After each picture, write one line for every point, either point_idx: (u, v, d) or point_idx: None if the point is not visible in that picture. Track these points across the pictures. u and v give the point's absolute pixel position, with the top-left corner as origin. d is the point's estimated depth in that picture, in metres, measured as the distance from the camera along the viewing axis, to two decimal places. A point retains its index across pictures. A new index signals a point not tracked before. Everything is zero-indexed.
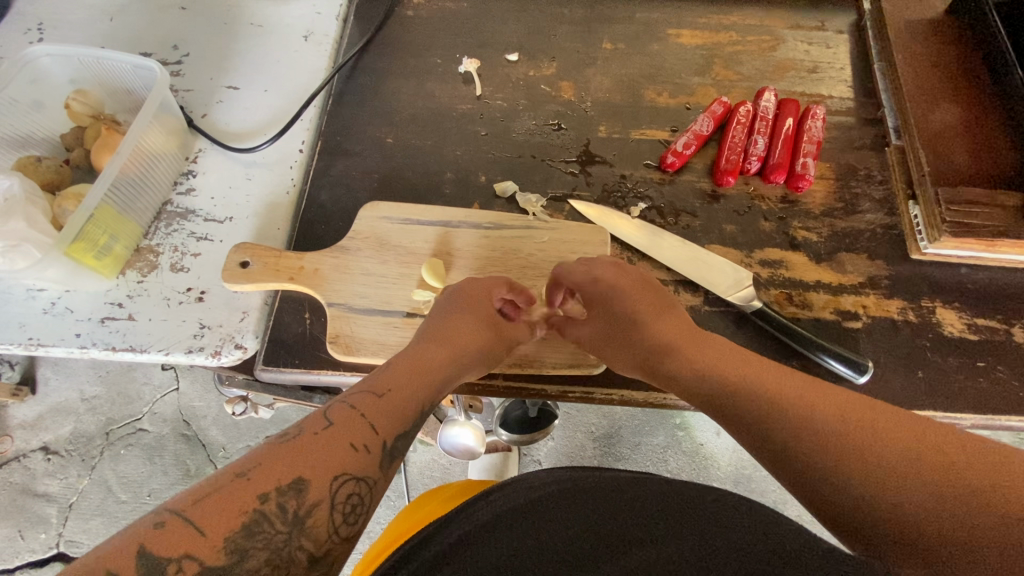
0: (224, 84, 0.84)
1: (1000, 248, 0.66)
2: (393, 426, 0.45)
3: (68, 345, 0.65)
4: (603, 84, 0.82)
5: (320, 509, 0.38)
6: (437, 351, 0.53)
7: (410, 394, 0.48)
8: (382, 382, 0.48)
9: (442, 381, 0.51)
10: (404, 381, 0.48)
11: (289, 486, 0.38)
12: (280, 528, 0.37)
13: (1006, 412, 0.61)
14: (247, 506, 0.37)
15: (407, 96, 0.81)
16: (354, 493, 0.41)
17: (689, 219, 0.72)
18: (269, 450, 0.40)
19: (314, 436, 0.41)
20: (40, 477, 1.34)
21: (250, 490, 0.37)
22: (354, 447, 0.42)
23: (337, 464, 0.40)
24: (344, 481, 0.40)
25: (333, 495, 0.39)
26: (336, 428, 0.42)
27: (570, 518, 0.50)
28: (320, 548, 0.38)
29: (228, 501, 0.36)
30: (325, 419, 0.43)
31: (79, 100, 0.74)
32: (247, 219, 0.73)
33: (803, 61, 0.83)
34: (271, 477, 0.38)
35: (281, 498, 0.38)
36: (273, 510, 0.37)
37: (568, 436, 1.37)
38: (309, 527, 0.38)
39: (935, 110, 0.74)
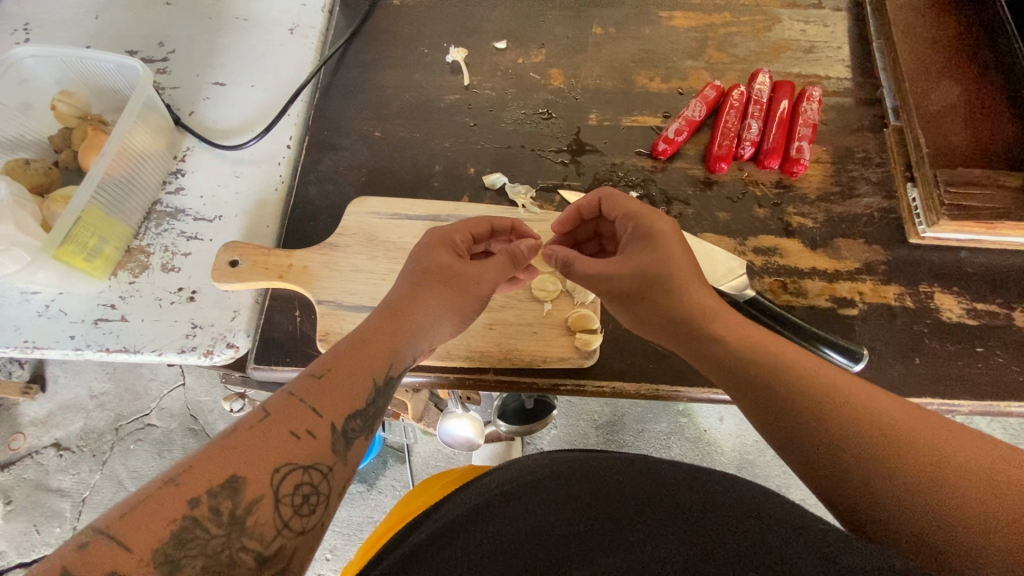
0: (211, 80, 0.83)
1: (1001, 231, 0.64)
2: (339, 407, 0.45)
3: (63, 347, 0.65)
4: (593, 70, 0.80)
5: (262, 506, 0.39)
6: (385, 324, 0.51)
7: (356, 376, 0.47)
8: (323, 363, 0.47)
9: (395, 353, 0.50)
10: (350, 358, 0.48)
11: (222, 486, 0.38)
12: (216, 532, 0.37)
13: (1004, 398, 0.60)
14: (176, 514, 0.37)
15: (394, 87, 0.80)
16: (303, 482, 0.41)
17: (682, 207, 0.71)
18: (203, 450, 0.40)
19: (252, 430, 0.41)
20: (53, 473, 1.36)
21: (182, 495, 0.37)
22: (296, 435, 0.42)
23: (277, 457, 0.41)
24: (285, 473, 0.40)
25: (275, 488, 0.40)
26: (273, 419, 0.42)
27: (560, 502, 0.48)
28: (269, 547, 0.39)
29: (158, 510, 0.36)
30: (264, 412, 0.43)
31: (63, 100, 0.74)
32: (237, 217, 0.73)
33: (800, 40, 0.81)
34: (202, 479, 0.38)
35: (215, 501, 0.38)
36: (206, 514, 0.37)
37: (570, 424, 1.38)
38: (252, 526, 0.38)
39: (934, 89, 0.72)
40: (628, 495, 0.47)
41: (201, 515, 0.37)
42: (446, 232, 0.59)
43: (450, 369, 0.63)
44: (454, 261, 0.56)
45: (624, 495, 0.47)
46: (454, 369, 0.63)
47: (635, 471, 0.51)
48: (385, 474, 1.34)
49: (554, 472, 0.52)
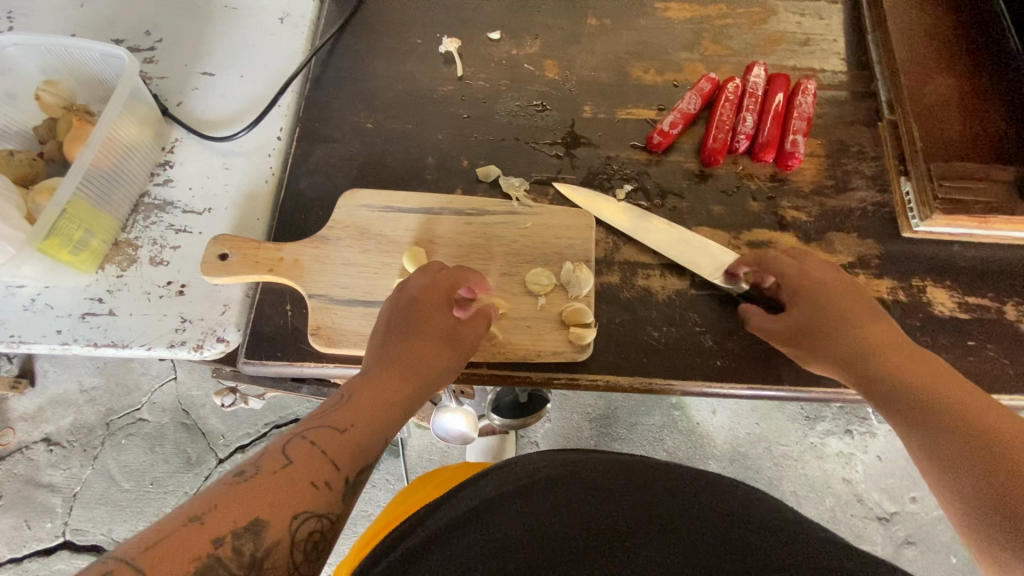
0: (200, 70, 0.81)
1: (993, 224, 0.65)
2: (355, 462, 0.47)
3: (50, 341, 0.65)
4: (588, 62, 0.79)
5: (279, 551, 0.40)
6: (398, 381, 0.53)
7: (373, 428, 0.50)
8: (344, 418, 0.49)
9: (408, 411, 0.53)
10: (369, 415, 0.50)
11: (245, 529, 0.40)
12: (238, 570, 0.39)
13: (994, 391, 0.60)
14: (202, 552, 0.38)
15: (386, 78, 0.79)
16: (316, 530, 0.43)
17: (676, 200, 0.70)
18: (230, 490, 0.42)
19: (273, 476, 0.43)
20: (43, 468, 1.35)
21: (205, 533, 0.39)
22: (314, 486, 0.44)
23: (296, 505, 0.42)
24: (303, 521, 0.42)
25: (292, 534, 0.41)
26: (295, 467, 0.44)
27: (560, 506, 0.47)
28: None
29: (184, 546, 0.38)
30: (285, 456, 0.45)
31: (48, 91, 0.72)
32: (227, 209, 0.72)
33: (795, 33, 0.80)
34: (227, 520, 0.40)
35: (238, 541, 0.39)
36: (229, 554, 0.39)
37: (564, 417, 1.38)
38: (269, 568, 0.40)
39: (929, 82, 0.72)
40: (635, 508, 0.47)
41: (223, 556, 0.39)
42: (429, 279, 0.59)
43: None
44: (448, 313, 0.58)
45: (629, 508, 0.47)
46: None
47: (642, 481, 0.51)
48: (378, 467, 1.34)
49: (553, 474, 0.52)
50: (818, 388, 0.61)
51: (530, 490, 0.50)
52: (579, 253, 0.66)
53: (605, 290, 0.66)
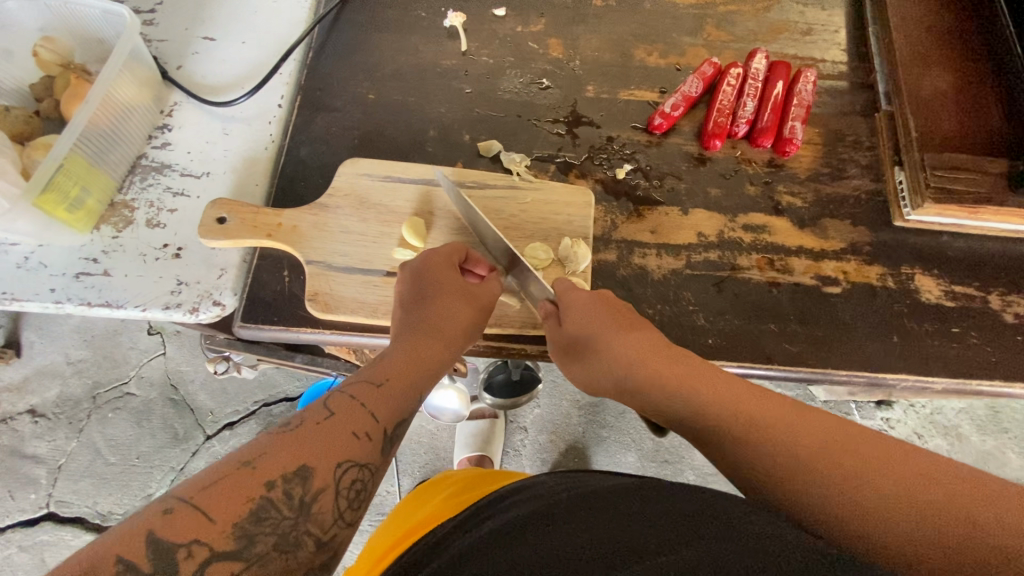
0: (201, 35, 0.81)
1: (982, 215, 0.66)
2: (394, 414, 0.48)
3: (42, 300, 0.64)
4: (591, 43, 0.79)
5: (326, 497, 0.41)
6: (427, 339, 0.55)
7: (409, 382, 0.51)
8: (382, 372, 0.50)
9: (436, 370, 0.54)
10: (402, 369, 0.51)
11: (294, 474, 0.40)
12: (287, 514, 0.39)
13: (975, 376, 0.62)
14: (254, 493, 0.39)
15: (390, 50, 0.79)
16: (357, 479, 0.43)
17: (674, 182, 0.71)
18: (275, 439, 0.42)
19: (318, 427, 0.44)
20: (28, 439, 1.34)
21: (258, 477, 0.39)
22: (356, 436, 0.45)
23: (340, 453, 0.43)
24: (348, 469, 0.43)
25: (337, 482, 0.42)
26: (338, 417, 0.45)
27: (576, 531, 0.41)
28: (326, 533, 0.41)
29: (236, 490, 0.38)
30: (326, 410, 0.45)
31: (46, 47, 0.71)
32: (225, 174, 0.72)
33: (797, 22, 0.81)
34: (278, 466, 0.40)
35: (288, 485, 0.40)
36: (279, 497, 0.39)
37: (554, 404, 1.39)
38: (316, 513, 0.40)
39: (926, 75, 0.73)
40: (664, 519, 0.41)
41: (275, 498, 0.39)
42: (427, 255, 0.60)
43: None
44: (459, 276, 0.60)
45: (660, 519, 0.41)
46: None
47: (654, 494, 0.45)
48: None
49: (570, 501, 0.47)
50: (808, 368, 0.62)
51: (549, 514, 0.45)
52: (577, 229, 0.67)
53: (601, 267, 0.67)
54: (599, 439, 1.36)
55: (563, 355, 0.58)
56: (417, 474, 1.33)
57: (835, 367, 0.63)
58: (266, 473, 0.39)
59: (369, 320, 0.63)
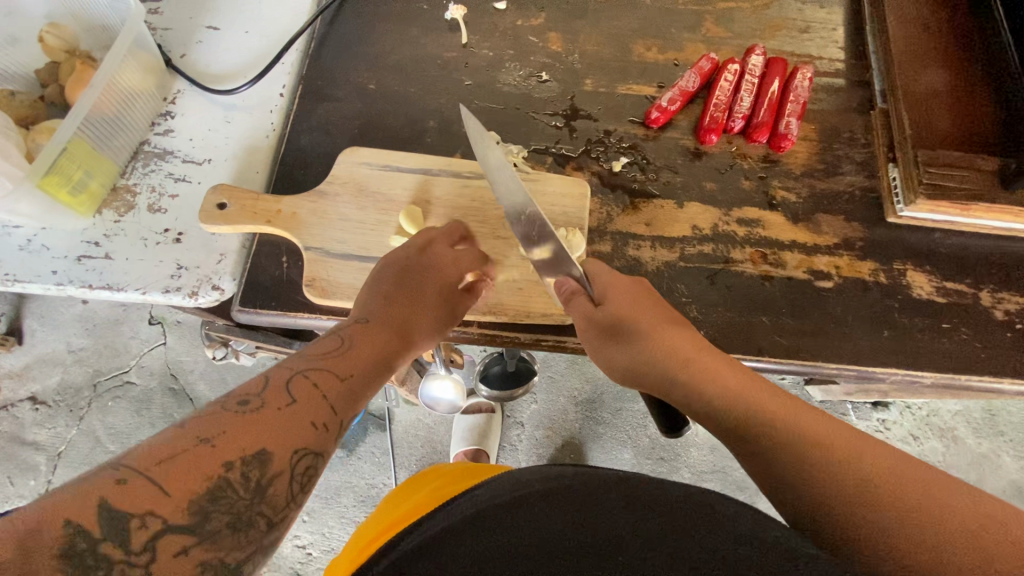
0: (205, 24, 0.82)
1: (974, 212, 0.67)
2: (351, 411, 0.45)
3: (44, 282, 0.65)
4: (591, 37, 0.80)
5: (281, 481, 0.39)
6: (391, 331, 0.53)
7: (368, 378, 0.49)
8: (347, 365, 0.48)
9: (392, 366, 0.52)
10: (364, 363, 0.49)
11: (253, 456, 0.38)
12: (243, 495, 0.37)
13: (964, 372, 0.63)
14: (212, 471, 0.36)
15: (392, 42, 0.79)
16: (310, 468, 0.40)
17: (670, 175, 0.72)
18: (232, 418, 0.39)
19: (278, 412, 0.41)
20: (28, 426, 1.35)
21: (217, 455, 0.37)
22: (314, 425, 0.42)
23: (296, 441, 0.40)
24: (303, 456, 0.40)
25: (291, 469, 0.39)
26: (298, 405, 0.42)
27: (553, 525, 0.41)
28: (279, 515, 0.39)
29: (192, 467, 0.36)
30: (287, 394, 0.42)
31: (52, 33, 0.72)
32: (226, 161, 0.73)
33: (796, 20, 0.82)
34: (236, 445, 0.38)
35: (245, 467, 0.37)
36: (238, 478, 0.37)
37: (551, 400, 1.40)
38: (271, 495, 0.38)
39: (921, 73, 0.73)
40: (642, 519, 0.40)
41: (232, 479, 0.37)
42: (441, 240, 0.62)
43: None
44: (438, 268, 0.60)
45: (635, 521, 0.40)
46: None
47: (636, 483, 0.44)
48: (365, 440, 1.36)
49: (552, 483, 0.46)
50: (798, 361, 0.63)
51: (527, 504, 0.44)
52: (573, 220, 0.68)
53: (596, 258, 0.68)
54: (595, 435, 1.37)
55: (596, 336, 0.57)
56: (413, 467, 1.34)
57: (826, 361, 0.63)
58: (224, 450, 0.37)
59: None
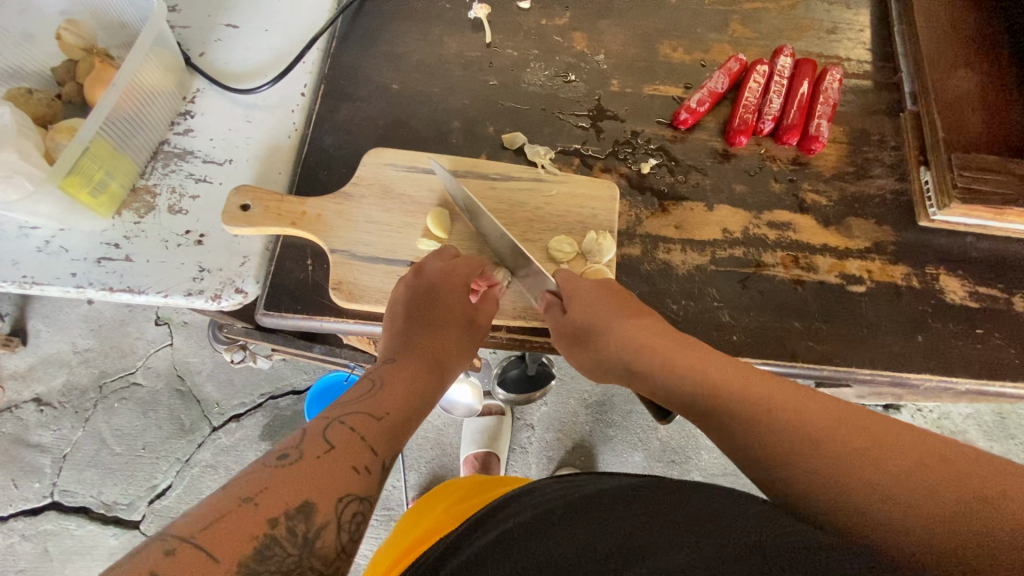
0: (224, 22, 0.80)
1: (1008, 216, 0.66)
2: (393, 450, 0.45)
3: (64, 284, 0.64)
4: (616, 37, 0.79)
5: (327, 533, 0.38)
6: (421, 365, 0.52)
7: (406, 418, 0.47)
8: (381, 404, 0.46)
9: (428, 399, 0.51)
10: (398, 401, 0.48)
11: (297, 510, 0.37)
12: (291, 551, 0.37)
13: (999, 378, 0.62)
14: (257, 531, 0.36)
15: (414, 42, 0.78)
16: (358, 512, 0.40)
17: (699, 177, 0.71)
18: (268, 473, 0.39)
19: (317, 460, 0.40)
20: (33, 428, 1.34)
21: (261, 513, 0.36)
22: (356, 470, 0.41)
23: (340, 487, 0.40)
24: (348, 503, 0.40)
25: (338, 516, 0.39)
26: (337, 451, 0.41)
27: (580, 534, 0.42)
28: (330, 566, 0.38)
29: (236, 528, 0.35)
30: (325, 442, 0.42)
31: (70, 31, 0.71)
32: (248, 161, 0.71)
33: (823, 21, 0.81)
34: (279, 500, 0.37)
35: (290, 522, 0.37)
36: (284, 535, 0.36)
37: (562, 402, 1.39)
38: (319, 547, 0.38)
39: (952, 75, 0.72)
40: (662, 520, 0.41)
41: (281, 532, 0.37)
42: (449, 264, 0.60)
43: None
44: (461, 294, 0.58)
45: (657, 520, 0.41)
46: None
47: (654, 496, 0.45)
48: None
49: (574, 503, 0.47)
50: (831, 366, 0.62)
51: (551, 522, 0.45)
52: (602, 223, 0.67)
53: (625, 262, 0.67)
54: (606, 437, 1.36)
55: (566, 343, 0.57)
56: (423, 469, 1.33)
57: (860, 366, 0.62)
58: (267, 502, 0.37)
59: None
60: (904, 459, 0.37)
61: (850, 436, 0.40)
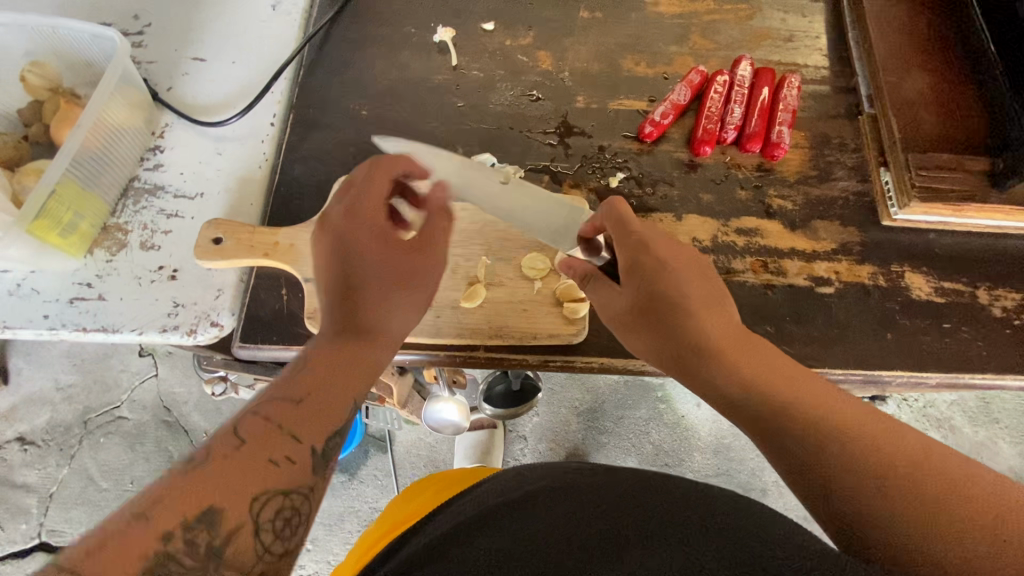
0: (190, 56, 0.81)
1: (966, 212, 0.68)
2: (318, 429, 0.43)
3: (36, 327, 0.63)
4: (580, 54, 0.80)
5: (242, 536, 0.38)
6: (351, 314, 0.49)
7: (333, 391, 0.45)
8: (297, 382, 0.45)
9: (367, 353, 0.48)
10: (318, 375, 0.45)
11: (197, 520, 0.37)
12: (197, 563, 0.36)
13: (967, 370, 0.64)
14: (150, 549, 0.35)
15: (381, 67, 0.79)
16: (285, 507, 0.40)
17: (667, 189, 0.72)
18: (188, 477, 0.38)
19: (228, 456, 0.40)
20: (17, 468, 1.31)
21: (153, 530, 0.35)
22: (274, 462, 0.41)
23: (257, 484, 0.39)
24: (268, 498, 0.40)
25: (255, 517, 0.39)
26: (248, 446, 0.40)
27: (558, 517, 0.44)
28: (250, 573, 0.39)
29: (124, 552, 0.34)
30: (236, 436, 0.41)
31: (34, 71, 0.71)
32: (219, 194, 0.72)
33: (779, 30, 0.83)
34: (177, 509, 0.36)
35: (190, 534, 0.36)
36: (182, 549, 0.36)
37: (552, 411, 1.40)
38: (232, 556, 0.38)
39: (908, 77, 0.75)
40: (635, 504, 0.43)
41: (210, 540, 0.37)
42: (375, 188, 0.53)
43: (442, 348, 0.64)
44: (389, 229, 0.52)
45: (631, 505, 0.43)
46: (444, 347, 0.64)
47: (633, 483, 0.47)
48: (366, 463, 1.34)
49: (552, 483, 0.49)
50: (805, 368, 0.63)
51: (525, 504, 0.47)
52: None
53: None
54: (598, 444, 1.36)
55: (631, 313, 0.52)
56: None
57: (833, 366, 0.63)
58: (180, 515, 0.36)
59: None
60: (936, 487, 0.36)
61: (885, 447, 0.39)
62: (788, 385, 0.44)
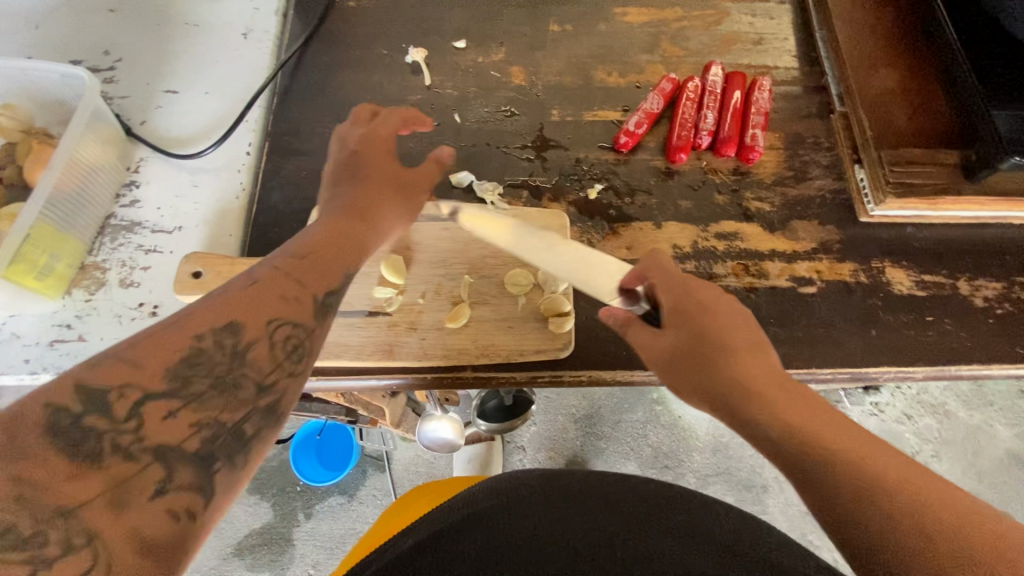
0: (163, 88, 0.80)
1: (942, 205, 0.69)
2: (320, 282, 0.49)
3: (17, 372, 0.62)
4: (553, 67, 0.81)
5: (259, 347, 0.42)
6: (351, 219, 0.58)
7: (335, 259, 0.53)
8: (304, 246, 0.52)
9: (364, 240, 0.57)
10: (325, 241, 0.54)
11: (222, 326, 0.41)
12: (222, 359, 0.40)
13: (952, 362, 0.64)
14: (184, 344, 0.39)
15: (355, 90, 0.79)
16: (291, 334, 0.44)
17: (645, 197, 0.72)
18: (205, 302, 0.42)
19: (245, 291, 0.44)
20: None
21: (187, 329, 0.40)
22: (285, 298, 0.46)
23: (272, 311, 0.44)
24: (280, 325, 0.44)
25: (269, 334, 0.43)
26: (262, 283, 0.46)
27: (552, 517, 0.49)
28: (266, 378, 0.42)
29: (163, 342, 0.38)
30: (251, 278, 0.46)
31: (6, 114, 0.71)
32: (198, 227, 0.71)
33: (748, 33, 0.84)
34: (204, 322, 0.41)
35: (217, 336, 0.41)
36: (212, 345, 0.40)
37: (549, 420, 1.39)
38: (251, 360, 0.41)
39: (875, 74, 0.76)
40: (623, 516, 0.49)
41: (149, 390, 0.36)
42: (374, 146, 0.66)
43: (428, 371, 0.63)
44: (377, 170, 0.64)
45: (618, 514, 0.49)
46: (431, 369, 0.63)
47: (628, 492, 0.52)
48: (365, 483, 1.33)
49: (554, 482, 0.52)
50: (792, 369, 0.63)
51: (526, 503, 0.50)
52: None
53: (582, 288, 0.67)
54: (597, 451, 1.36)
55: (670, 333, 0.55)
56: None
57: (820, 365, 0.64)
58: (115, 413, 0.35)
59: (356, 363, 0.63)
60: (942, 519, 0.37)
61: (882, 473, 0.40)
62: (808, 412, 0.45)
